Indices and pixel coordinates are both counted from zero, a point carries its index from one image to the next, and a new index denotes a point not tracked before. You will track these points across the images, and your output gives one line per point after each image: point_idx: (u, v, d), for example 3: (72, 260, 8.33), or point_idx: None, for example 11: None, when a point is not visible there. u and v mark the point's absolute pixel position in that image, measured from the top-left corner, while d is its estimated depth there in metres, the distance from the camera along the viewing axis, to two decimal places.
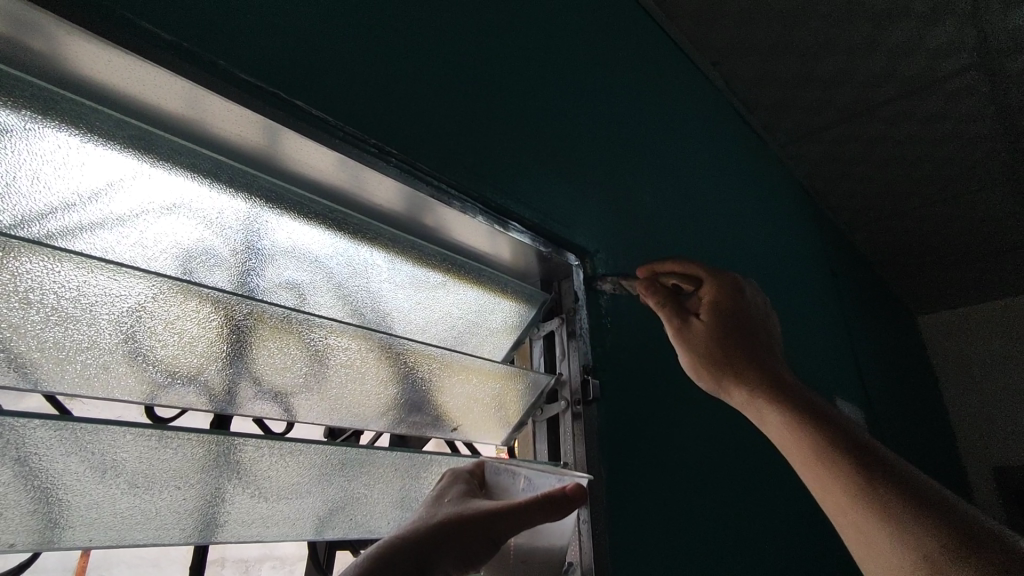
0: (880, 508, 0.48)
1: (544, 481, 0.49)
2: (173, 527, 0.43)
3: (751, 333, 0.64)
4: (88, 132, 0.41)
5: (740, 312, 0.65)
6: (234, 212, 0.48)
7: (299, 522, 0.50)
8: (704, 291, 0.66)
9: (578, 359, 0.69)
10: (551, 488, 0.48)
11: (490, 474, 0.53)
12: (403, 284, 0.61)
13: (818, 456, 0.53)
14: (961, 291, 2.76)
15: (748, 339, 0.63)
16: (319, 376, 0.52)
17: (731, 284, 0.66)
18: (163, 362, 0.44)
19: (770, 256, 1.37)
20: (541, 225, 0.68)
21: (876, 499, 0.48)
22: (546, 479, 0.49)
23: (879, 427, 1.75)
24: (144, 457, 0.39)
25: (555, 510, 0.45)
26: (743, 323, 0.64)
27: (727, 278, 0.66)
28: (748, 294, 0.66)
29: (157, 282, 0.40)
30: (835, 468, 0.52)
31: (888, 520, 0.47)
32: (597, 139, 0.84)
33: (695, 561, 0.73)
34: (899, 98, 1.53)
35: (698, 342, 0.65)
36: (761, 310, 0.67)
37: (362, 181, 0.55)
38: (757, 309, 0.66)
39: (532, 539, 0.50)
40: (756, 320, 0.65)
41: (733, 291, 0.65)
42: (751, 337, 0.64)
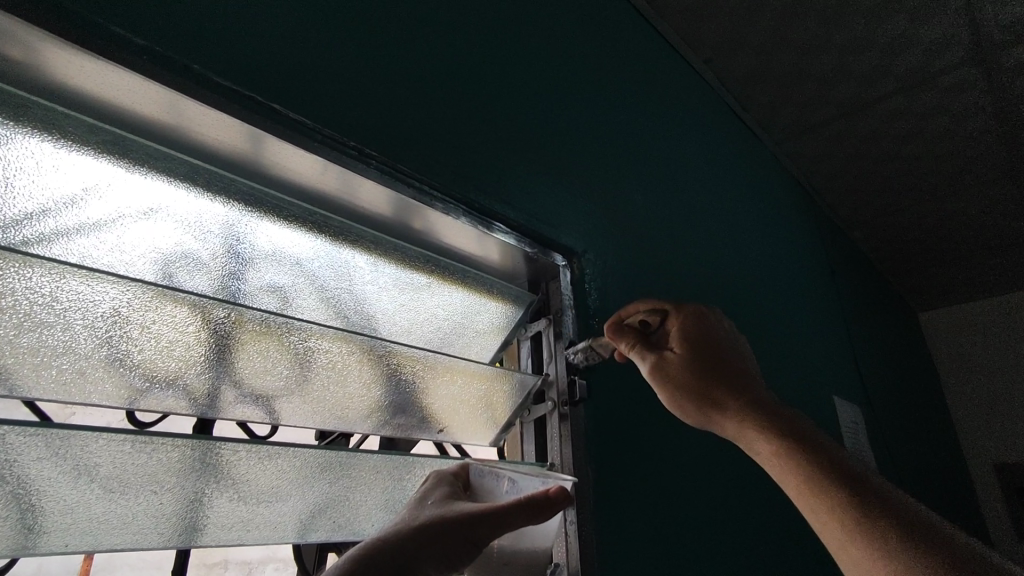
0: (882, 546, 0.48)
1: (529, 484, 0.48)
2: (150, 532, 0.43)
3: (723, 361, 0.64)
4: (62, 138, 0.41)
5: (710, 342, 0.65)
6: (213, 217, 0.49)
7: (281, 526, 0.50)
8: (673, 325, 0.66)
9: (564, 360, 0.69)
10: (535, 491, 0.47)
11: (474, 477, 0.52)
12: (387, 287, 0.61)
13: (813, 490, 0.52)
14: (962, 287, 2.75)
15: (721, 370, 0.63)
16: (302, 380, 0.52)
17: (696, 314, 0.66)
18: (141, 367, 0.44)
19: (764, 254, 1.37)
20: (527, 225, 0.68)
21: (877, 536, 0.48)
22: (530, 481, 0.48)
23: (877, 425, 1.74)
24: (118, 462, 0.39)
25: (537, 513, 0.45)
26: (715, 354, 0.64)
27: (691, 310, 0.67)
28: (712, 322, 0.66)
29: (130, 287, 0.40)
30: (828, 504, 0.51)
31: (891, 559, 0.47)
32: (585, 138, 0.84)
33: (684, 561, 0.73)
34: (894, 94, 1.52)
35: (673, 377, 0.63)
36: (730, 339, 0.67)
37: (345, 184, 0.56)
38: (725, 337, 0.66)
39: (515, 541, 0.50)
40: (724, 349, 0.65)
41: (699, 323, 0.66)
42: (722, 367, 0.63)
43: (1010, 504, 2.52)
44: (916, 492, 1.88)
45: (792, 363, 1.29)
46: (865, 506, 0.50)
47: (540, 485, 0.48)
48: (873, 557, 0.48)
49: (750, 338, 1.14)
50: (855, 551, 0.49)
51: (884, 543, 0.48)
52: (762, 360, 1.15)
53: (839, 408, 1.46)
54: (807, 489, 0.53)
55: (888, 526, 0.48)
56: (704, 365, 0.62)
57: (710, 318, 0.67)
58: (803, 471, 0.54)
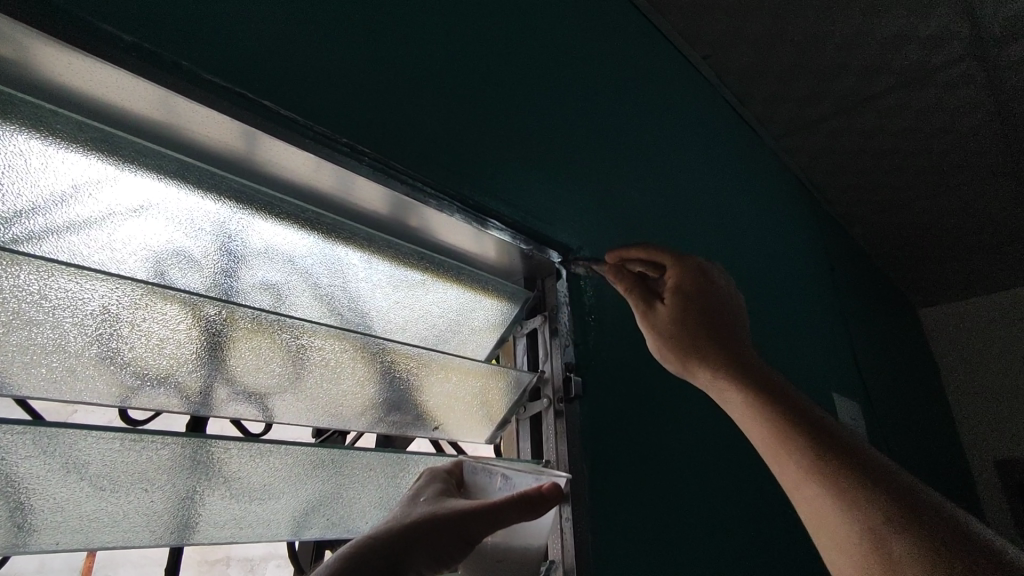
0: (843, 495, 0.49)
1: (521, 480, 0.48)
2: (141, 529, 0.43)
3: (716, 315, 0.65)
4: (50, 135, 0.40)
5: (704, 296, 0.66)
6: (204, 213, 0.49)
7: (274, 523, 0.50)
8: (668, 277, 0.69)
9: (561, 359, 0.69)
10: (528, 488, 0.47)
11: (468, 473, 0.52)
12: (381, 283, 0.60)
13: (782, 436, 0.54)
14: (962, 283, 2.74)
15: (712, 321, 0.65)
16: (295, 377, 0.52)
17: (695, 269, 0.68)
18: (133, 364, 0.44)
19: (763, 250, 1.36)
20: (522, 222, 0.67)
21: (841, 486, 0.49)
22: (524, 478, 0.48)
23: (877, 421, 1.74)
24: (108, 460, 0.39)
25: (529, 509, 0.45)
26: (707, 306, 0.66)
27: (690, 264, 0.68)
28: (712, 277, 0.68)
29: (120, 284, 0.39)
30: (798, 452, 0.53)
31: (849, 507, 0.48)
32: (580, 134, 0.84)
33: (679, 556, 0.74)
34: (894, 89, 1.52)
35: (659, 325, 0.67)
36: (728, 294, 0.69)
37: (338, 180, 0.55)
38: (723, 294, 0.68)
39: (508, 539, 0.49)
40: (718, 304, 0.67)
41: (696, 278, 0.67)
42: (714, 320, 0.65)
43: (1010, 499, 2.52)
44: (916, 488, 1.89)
45: (790, 358, 1.29)
46: (834, 459, 0.51)
47: (534, 481, 0.48)
48: (831, 502, 0.49)
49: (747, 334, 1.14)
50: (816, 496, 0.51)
51: (844, 491, 0.49)
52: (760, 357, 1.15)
53: (838, 404, 1.46)
54: (777, 436, 0.55)
55: (853, 476, 0.50)
56: (692, 316, 0.65)
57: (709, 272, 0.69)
58: (776, 418, 0.55)
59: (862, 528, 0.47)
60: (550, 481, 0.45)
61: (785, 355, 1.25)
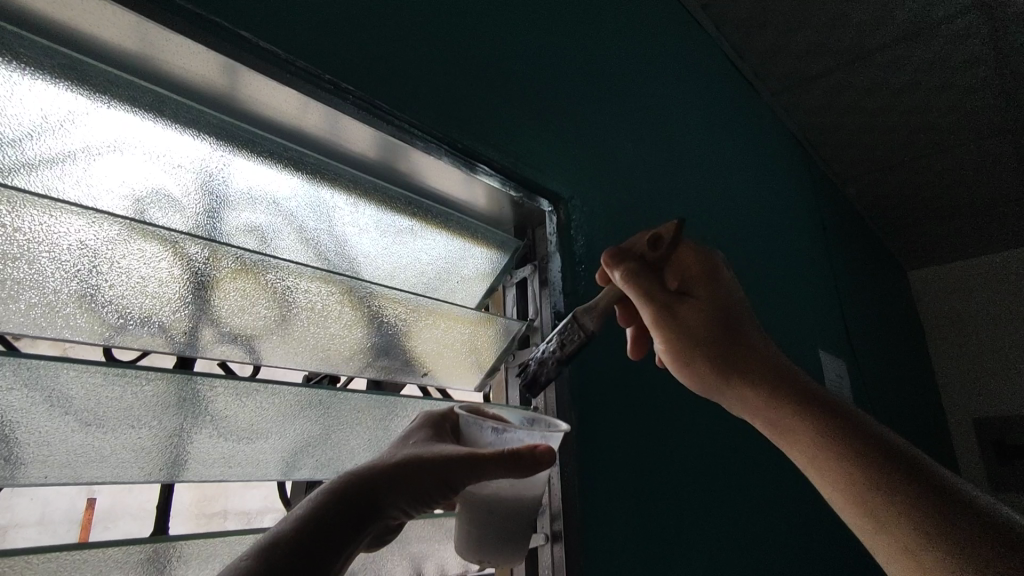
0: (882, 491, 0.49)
1: (514, 436, 0.47)
2: (131, 466, 0.43)
3: (730, 319, 0.60)
4: (14, 60, 0.38)
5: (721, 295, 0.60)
6: (185, 150, 0.47)
7: (264, 463, 0.50)
8: (688, 267, 0.61)
9: (552, 358, 0.56)
10: (520, 443, 0.47)
11: (460, 424, 0.52)
12: (369, 229, 0.60)
13: (824, 463, 0.54)
14: (953, 246, 2.76)
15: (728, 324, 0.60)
16: (281, 319, 0.52)
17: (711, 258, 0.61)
18: (114, 303, 0.43)
19: (755, 205, 1.36)
20: (513, 168, 0.66)
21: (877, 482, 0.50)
22: (515, 434, 0.48)
23: (862, 378, 1.78)
24: (93, 394, 0.39)
25: (519, 468, 0.44)
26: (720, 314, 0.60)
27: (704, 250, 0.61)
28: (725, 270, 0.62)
29: (96, 218, 0.39)
30: (841, 468, 0.52)
31: (888, 520, 0.49)
32: (574, 80, 0.82)
33: (664, 503, 0.76)
34: (895, 43, 1.48)
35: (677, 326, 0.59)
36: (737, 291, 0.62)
37: (318, 119, 0.53)
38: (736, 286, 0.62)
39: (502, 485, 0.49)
40: (730, 301, 0.60)
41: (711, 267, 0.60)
42: (729, 322, 0.60)
43: (985, 456, 2.60)
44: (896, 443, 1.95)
45: (780, 315, 1.30)
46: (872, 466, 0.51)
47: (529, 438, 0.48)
48: (874, 513, 0.50)
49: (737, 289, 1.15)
50: (856, 506, 0.51)
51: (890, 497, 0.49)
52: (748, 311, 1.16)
53: (824, 361, 1.49)
54: (814, 459, 0.54)
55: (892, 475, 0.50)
56: (711, 317, 0.59)
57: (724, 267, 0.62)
58: (808, 434, 0.55)
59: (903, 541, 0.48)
60: (544, 444, 0.45)
61: (772, 312, 1.27)
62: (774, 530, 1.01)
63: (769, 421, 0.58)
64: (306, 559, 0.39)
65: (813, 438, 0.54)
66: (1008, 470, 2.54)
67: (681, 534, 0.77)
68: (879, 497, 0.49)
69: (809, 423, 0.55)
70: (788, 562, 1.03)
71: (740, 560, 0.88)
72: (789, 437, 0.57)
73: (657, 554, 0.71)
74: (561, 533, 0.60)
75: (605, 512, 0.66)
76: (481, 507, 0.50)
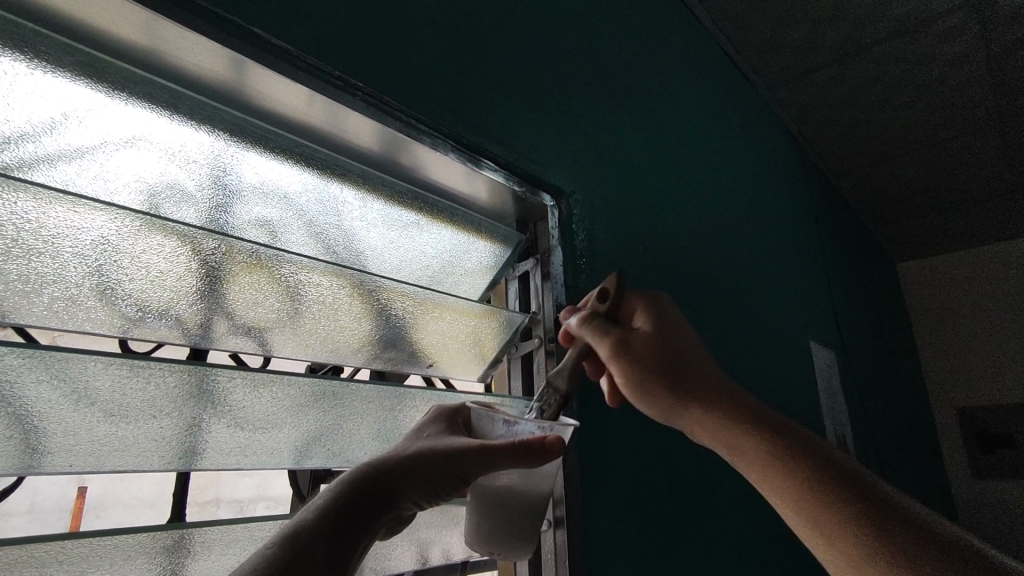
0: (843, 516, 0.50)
1: (524, 427, 0.49)
2: (152, 455, 0.44)
3: (680, 349, 0.62)
4: (36, 58, 0.39)
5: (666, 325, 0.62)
6: (198, 145, 0.48)
7: (277, 452, 0.52)
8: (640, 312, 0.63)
9: (533, 423, 0.53)
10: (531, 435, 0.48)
11: (473, 418, 0.54)
12: (375, 223, 0.61)
13: (779, 478, 0.55)
14: (942, 239, 2.80)
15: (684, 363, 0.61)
16: (293, 312, 0.53)
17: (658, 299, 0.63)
18: (131, 297, 0.44)
19: (750, 198, 1.38)
20: (516, 163, 0.67)
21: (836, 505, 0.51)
22: (527, 426, 0.49)
23: (851, 369, 1.82)
24: (118, 386, 0.40)
25: (528, 457, 0.46)
26: (666, 349, 0.61)
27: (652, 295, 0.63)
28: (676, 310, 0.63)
29: (118, 214, 0.40)
30: (795, 488, 0.54)
31: (835, 534, 0.50)
32: (575, 74, 0.83)
33: (660, 490, 0.78)
34: (889, 38, 1.50)
35: (633, 359, 0.60)
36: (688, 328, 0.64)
37: (327, 114, 0.54)
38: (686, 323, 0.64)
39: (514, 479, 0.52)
40: (675, 333, 0.62)
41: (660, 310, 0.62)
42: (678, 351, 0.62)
43: (967, 445, 2.67)
44: (884, 434, 1.99)
45: (772, 307, 1.33)
46: (823, 482, 0.53)
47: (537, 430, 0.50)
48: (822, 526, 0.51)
49: (732, 281, 1.17)
50: (816, 528, 0.52)
51: (836, 511, 0.51)
52: (743, 303, 1.18)
53: (815, 353, 1.52)
54: (768, 474, 0.56)
55: (850, 500, 0.51)
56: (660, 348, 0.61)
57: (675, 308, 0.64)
58: (762, 453, 0.57)
59: (850, 553, 0.49)
60: (554, 435, 0.46)
61: (765, 304, 1.29)
62: (766, 516, 1.03)
63: (726, 443, 0.60)
64: (323, 554, 0.40)
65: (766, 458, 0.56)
66: (991, 459, 2.60)
67: (676, 521, 0.79)
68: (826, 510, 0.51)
69: (764, 439, 0.57)
70: (780, 549, 1.06)
71: (732, 545, 0.91)
72: (743, 455, 0.59)
73: (654, 540, 0.74)
74: (564, 518, 0.62)
75: (604, 500, 0.68)
76: (489, 497, 0.53)
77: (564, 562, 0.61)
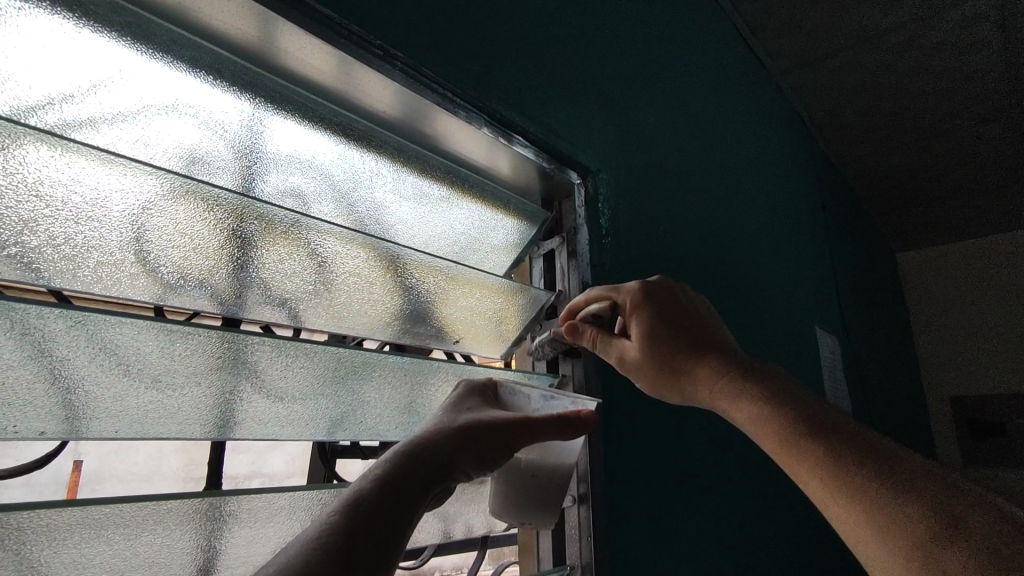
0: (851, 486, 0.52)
1: (559, 402, 0.53)
2: (194, 423, 0.44)
3: (680, 325, 0.65)
4: (85, 18, 0.39)
5: (672, 311, 0.65)
6: (238, 113, 0.47)
7: (311, 425, 0.52)
8: (629, 308, 0.65)
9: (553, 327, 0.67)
10: (565, 409, 0.53)
11: (503, 392, 0.56)
12: (407, 198, 0.60)
13: (795, 453, 0.56)
14: (943, 229, 2.81)
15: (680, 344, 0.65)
16: (326, 284, 0.53)
17: (646, 288, 0.66)
18: (174, 266, 0.44)
19: (762, 183, 1.38)
20: (546, 139, 0.67)
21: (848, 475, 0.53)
22: (560, 401, 0.53)
23: (853, 357, 1.83)
24: (164, 351, 0.40)
25: (568, 429, 0.50)
26: (670, 334, 0.65)
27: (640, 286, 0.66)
28: (669, 291, 0.67)
29: (168, 179, 0.40)
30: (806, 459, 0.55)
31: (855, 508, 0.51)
32: (601, 50, 0.82)
33: (678, 470, 0.78)
34: (906, 24, 1.49)
35: (638, 366, 0.64)
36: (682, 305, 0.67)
37: (365, 83, 0.53)
38: (681, 301, 0.67)
39: (544, 457, 0.55)
40: (685, 312, 0.66)
41: (654, 294, 0.65)
42: (693, 342, 0.65)
43: (960, 433, 2.71)
44: (882, 420, 2.02)
45: (781, 292, 1.33)
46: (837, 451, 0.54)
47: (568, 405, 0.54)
48: (870, 526, 0.50)
49: (745, 265, 1.17)
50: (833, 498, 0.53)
51: (886, 508, 0.50)
52: (754, 286, 1.19)
53: (820, 339, 1.53)
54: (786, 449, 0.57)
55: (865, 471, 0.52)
56: (673, 344, 0.64)
57: (665, 287, 0.67)
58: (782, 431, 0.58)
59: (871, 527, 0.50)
60: (588, 409, 0.51)
61: (775, 289, 1.30)
62: (777, 497, 1.04)
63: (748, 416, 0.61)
64: (386, 524, 0.40)
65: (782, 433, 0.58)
66: (983, 447, 2.64)
67: (694, 500, 0.80)
68: (866, 510, 0.51)
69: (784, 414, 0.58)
70: (788, 530, 1.08)
71: (745, 526, 0.91)
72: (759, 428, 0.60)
73: (672, 518, 0.74)
74: (587, 495, 0.63)
75: (627, 479, 0.69)
76: (521, 469, 0.54)
77: (588, 536, 0.62)
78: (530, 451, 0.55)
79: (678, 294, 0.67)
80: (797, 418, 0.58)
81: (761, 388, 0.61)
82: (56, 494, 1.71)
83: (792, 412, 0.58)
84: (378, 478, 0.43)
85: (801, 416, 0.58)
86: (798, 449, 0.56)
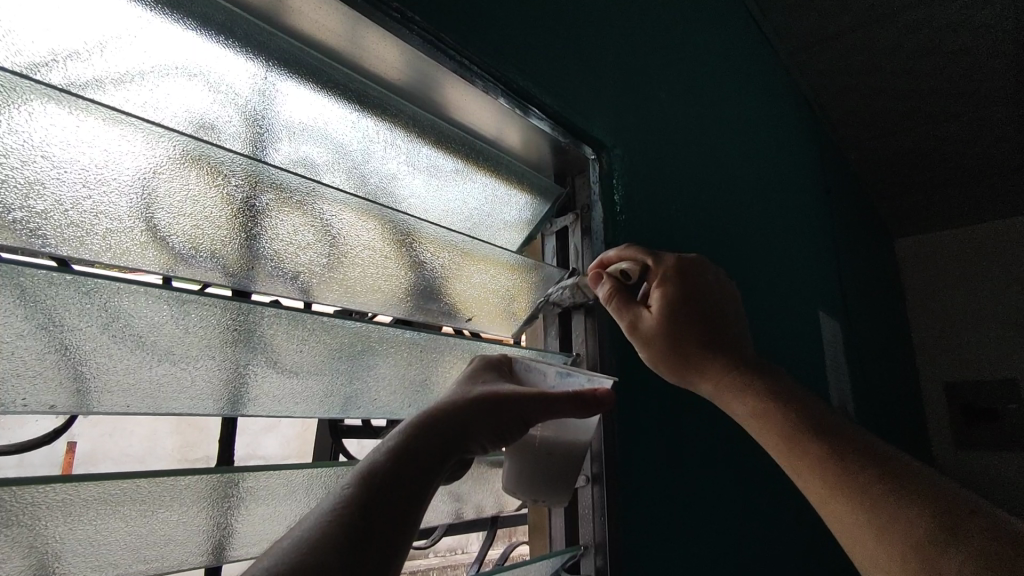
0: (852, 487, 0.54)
1: (575, 380, 0.52)
2: (206, 398, 0.43)
3: (705, 311, 0.64)
4: None
5: (693, 293, 0.63)
6: (248, 78, 0.45)
7: (323, 403, 0.50)
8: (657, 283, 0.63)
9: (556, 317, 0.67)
10: (581, 387, 0.51)
11: (518, 368, 0.54)
12: (420, 170, 0.58)
13: (797, 451, 0.58)
14: (941, 215, 2.81)
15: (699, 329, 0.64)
16: (337, 258, 0.51)
17: (679, 268, 0.64)
18: (185, 236, 0.42)
19: (768, 164, 1.36)
20: (561, 111, 0.65)
21: (846, 476, 0.55)
22: (575, 378, 0.52)
23: (853, 341, 1.84)
24: (177, 322, 0.38)
25: (584, 407, 0.49)
26: (693, 318, 0.63)
27: (673, 264, 0.64)
28: (701, 275, 0.65)
29: (179, 141, 0.38)
30: (808, 456, 0.57)
31: (858, 508, 0.53)
32: (615, 21, 0.80)
33: (691, 451, 0.78)
34: (918, 3, 1.46)
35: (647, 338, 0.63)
36: (711, 292, 0.65)
37: (380, 48, 0.51)
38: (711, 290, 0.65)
39: (560, 433, 0.54)
40: (711, 301, 0.65)
41: (686, 274, 0.64)
42: (710, 329, 0.64)
43: (952, 416, 2.74)
44: (880, 404, 2.03)
45: (786, 275, 1.33)
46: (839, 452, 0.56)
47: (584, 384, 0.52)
48: (870, 531, 0.52)
49: (752, 246, 1.16)
50: (834, 500, 0.55)
51: (884, 510, 0.52)
52: (760, 267, 1.18)
53: (823, 323, 1.53)
54: (788, 447, 0.59)
55: (869, 472, 0.54)
56: (688, 329, 0.63)
57: (701, 271, 0.65)
58: (783, 427, 0.59)
59: (873, 528, 0.52)
60: (604, 388, 0.50)
61: (780, 271, 1.29)
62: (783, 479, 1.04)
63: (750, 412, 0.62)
64: (401, 496, 0.39)
65: (785, 433, 0.59)
66: (975, 431, 2.67)
67: (706, 481, 0.79)
68: (865, 513, 0.53)
69: (786, 412, 0.60)
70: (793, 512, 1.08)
71: (754, 507, 0.91)
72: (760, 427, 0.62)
73: (685, 498, 0.74)
74: (601, 475, 0.62)
75: (641, 459, 0.68)
76: (534, 446, 0.54)
77: (602, 516, 0.61)
78: (544, 428, 0.54)
79: (710, 279, 0.66)
80: (800, 421, 0.59)
81: (763, 388, 0.62)
82: (52, 471, 1.70)
83: (793, 410, 0.60)
84: (390, 451, 0.42)
85: (798, 415, 0.60)
86: (801, 447, 0.58)
